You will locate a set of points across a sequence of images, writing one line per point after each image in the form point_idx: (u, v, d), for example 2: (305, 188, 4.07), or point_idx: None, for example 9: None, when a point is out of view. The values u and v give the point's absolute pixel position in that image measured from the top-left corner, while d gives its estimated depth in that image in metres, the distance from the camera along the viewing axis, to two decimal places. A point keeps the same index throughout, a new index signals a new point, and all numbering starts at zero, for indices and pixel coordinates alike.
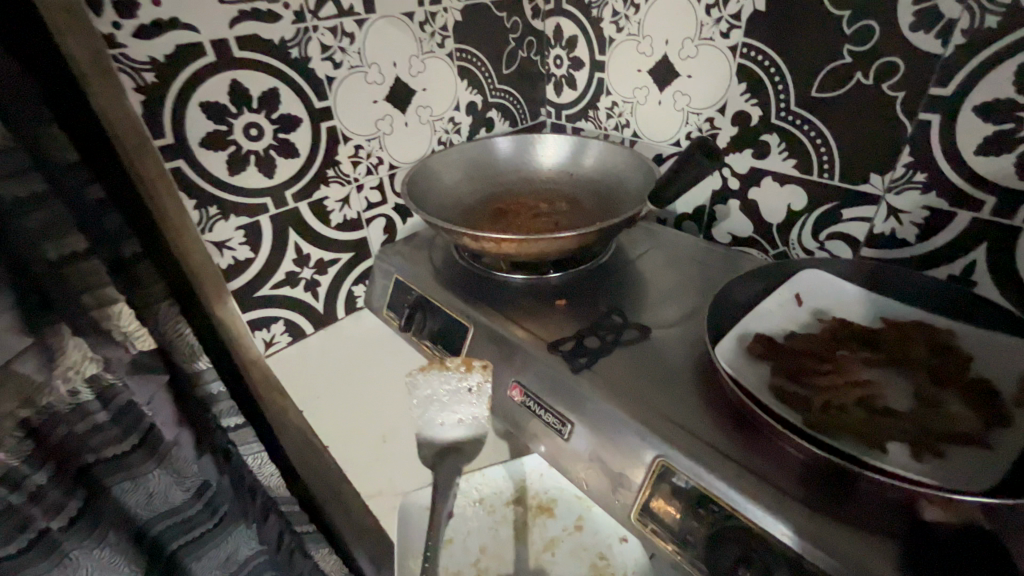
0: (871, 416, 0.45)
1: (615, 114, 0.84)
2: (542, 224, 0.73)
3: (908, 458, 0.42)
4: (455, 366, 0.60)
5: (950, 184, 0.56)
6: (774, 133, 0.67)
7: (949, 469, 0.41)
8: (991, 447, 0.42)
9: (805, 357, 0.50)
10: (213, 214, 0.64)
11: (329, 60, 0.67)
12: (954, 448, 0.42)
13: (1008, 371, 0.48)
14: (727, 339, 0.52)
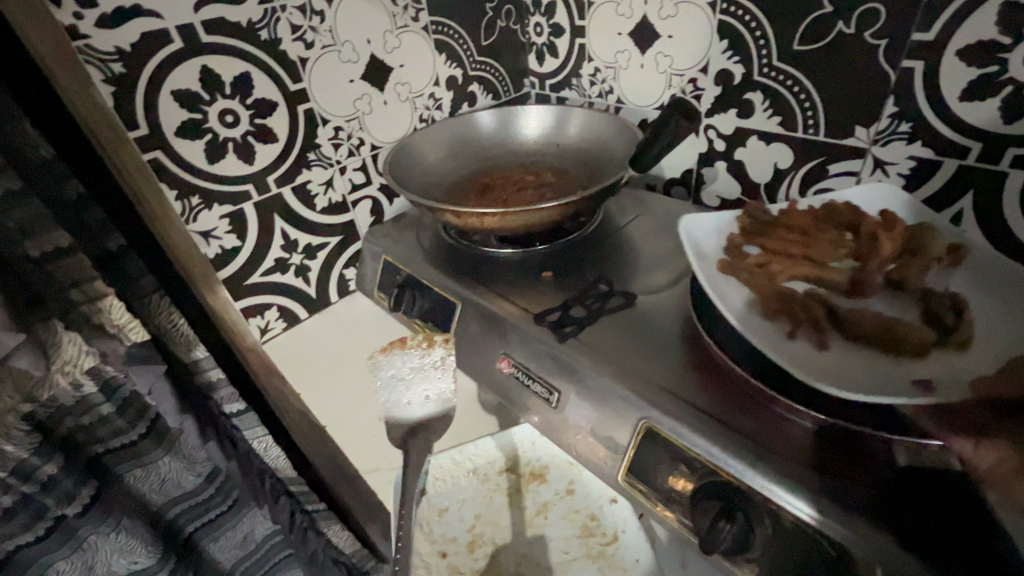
0: (811, 296, 0.48)
1: (598, 80, 0.83)
2: (515, 185, 0.76)
3: (813, 346, 0.45)
4: (416, 343, 0.60)
5: (935, 132, 0.55)
6: (757, 90, 0.66)
7: (858, 380, 0.43)
8: (908, 372, 0.43)
9: (779, 236, 0.53)
10: (196, 204, 0.65)
11: (300, 40, 0.66)
12: (869, 355, 0.45)
13: (979, 303, 0.48)
14: (708, 223, 0.56)
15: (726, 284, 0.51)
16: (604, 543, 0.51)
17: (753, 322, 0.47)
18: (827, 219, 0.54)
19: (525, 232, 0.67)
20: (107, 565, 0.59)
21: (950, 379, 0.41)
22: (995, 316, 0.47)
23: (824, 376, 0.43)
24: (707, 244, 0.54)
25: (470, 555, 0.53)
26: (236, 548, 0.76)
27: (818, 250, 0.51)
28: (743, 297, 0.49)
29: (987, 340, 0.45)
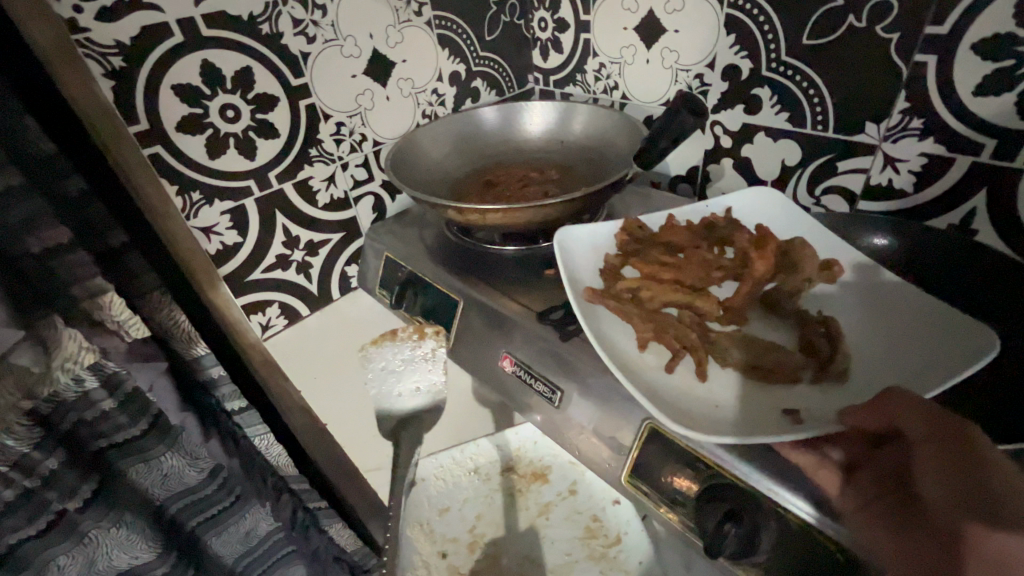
0: (684, 322, 0.48)
1: (603, 76, 0.82)
2: (510, 178, 0.75)
3: (693, 378, 0.45)
4: (407, 335, 0.68)
5: (947, 129, 0.53)
6: (765, 86, 0.65)
7: (729, 412, 0.42)
8: (779, 399, 0.43)
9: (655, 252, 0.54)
10: (197, 200, 0.64)
11: (302, 35, 0.65)
12: (740, 380, 0.45)
13: (863, 329, 0.47)
14: (586, 247, 0.56)
15: (603, 319, 0.49)
16: (607, 544, 0.51)
17: (627, 358, 0.46)
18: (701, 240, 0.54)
19: (529, 228, 0.66)
20: (109, 559, 0.60)
21: (819, 409, 0.41)
22: (875, 333, 0.47)
23: (695, 412, 0.42)
24: (586, 273, 0.54)
25: (470, 556, 0.52)
26: (237, 544, 0.75)
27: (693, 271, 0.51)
28: (621, 330, 0.49)
29: (863, 361, 0.45)
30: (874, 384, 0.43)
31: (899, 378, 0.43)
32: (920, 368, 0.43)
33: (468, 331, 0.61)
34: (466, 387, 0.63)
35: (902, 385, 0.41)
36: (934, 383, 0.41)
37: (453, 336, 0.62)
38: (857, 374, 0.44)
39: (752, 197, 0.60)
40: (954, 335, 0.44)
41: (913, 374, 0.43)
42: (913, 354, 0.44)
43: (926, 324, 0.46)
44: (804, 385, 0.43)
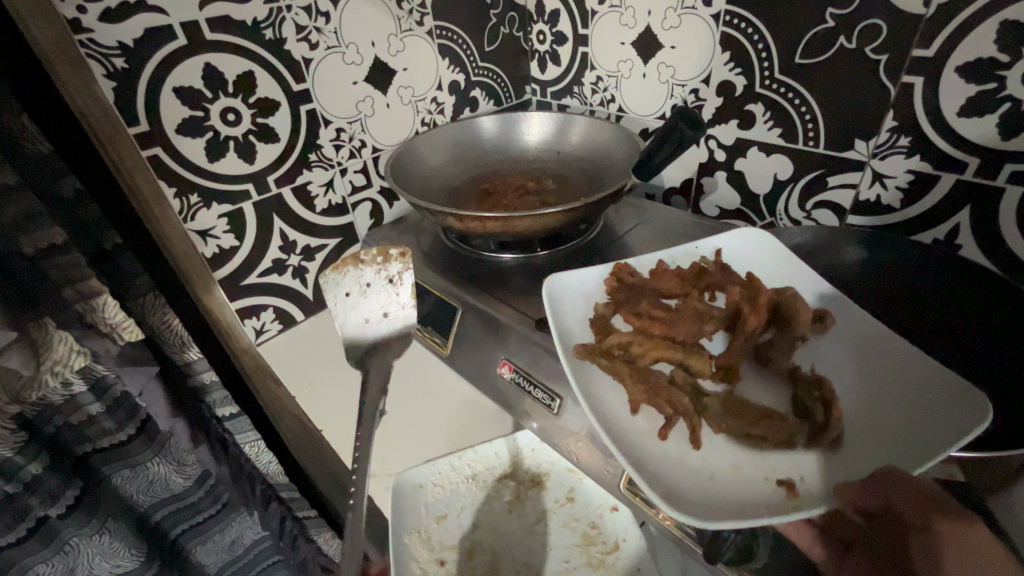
0: (676, 383, 0.45)
1: (600, 89, 0.83)
2: (508, 198, 0.74)
3: (686, 443, 0.42)
4: (371, 259, 0.62)
5: (933, 147, 0.56)
6: (758, 102, 0.67)
7: (723, 486, 0.40)
8: (772, 467, 0.41)
9: (645, 301, 0.50)
10: (194, 203, 0.64)
11: (305, 41, 0.65)
12: (733, 446, 0.42)
13: (862, 384, 0.45)
14: (573, 293, 0.52)
15: (593, 376, 0.46)
16: (605, 551, 0.50)
17: (619, 424, 0.43)
18: (693, 287, 0.52)
19: (527, 237, 0.67)
20: (89, 567, 0.60)
21: (814, 482, 0.39)
22: (869, 393, 0.44)
23: (690, 487, 0.39)
24: (573, 324, 0.50)
25: (468, 562, 0.50)
26: (222, 553, 0.77)
27: (682, 329, 0.48)
28: (611, 389, 0.45)
29: (858, 427, 0.42)
30: (870, 452, 0.40)
31: (895, 446, 0.40)
32: (916, 432, 0.40)
33: (467, 337, 0.62)
34: (464, 393, 0.63)
35: (895, 454, 0.39)
36: (931, 452, 0.38)
37: (449, 343, 0.64)
38: (851, 439, 0.41)
39: (743, 237, 0.57)
40: (950, 395, 0.40)
41: (909, 439, 0.40)
42: (908, 414, 0.41)
43: (922, 381, 0.42)
44: (798, 454, 0.41)
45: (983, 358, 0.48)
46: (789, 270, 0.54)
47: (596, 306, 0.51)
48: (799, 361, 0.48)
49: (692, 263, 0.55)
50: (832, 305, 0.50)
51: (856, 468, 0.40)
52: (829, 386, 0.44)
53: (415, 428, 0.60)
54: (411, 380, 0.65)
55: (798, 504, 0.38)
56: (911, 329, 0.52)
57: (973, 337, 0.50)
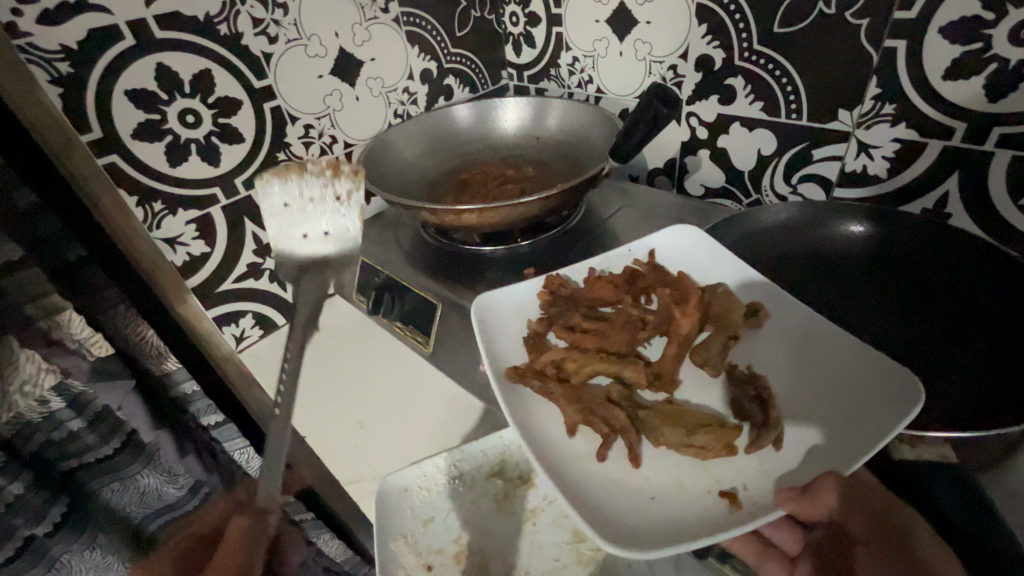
0: (612, 398, 0.45)
1: (577, 70, 0.80)
2: (481, 189, 0.72)
3: (626, 462, 0.41)
4: (316, 172, 0.62)
5: (918, 114, 0.54)
6: (738, 76, 0.64)
7: (665, 505, 0.39)
8: (714, 478, 0.40)
9: (573, 312, 0.50)
10: (159, 210, 0.61)
11: (263, 34, 0.63)
12: (673, 459, 0.41)
13: (800, 380, 0.44)
14: (506, 309, 0.52)
15: (527, 398, 0.45)
16: (595, 547, 0.48)
17: (555, 448, 0.42)
18: (623, 293, 0.51)
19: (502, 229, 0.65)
20: None
21: (758, 489, 0.39)
22: (808, 391, 0.43)
23: (630, 510, 0.39)
24: (507, 347, 0.49)
25: (457, 566, 0.48)
26: None
27: (612, 341, 0.47)
28: (548, 412, 0.45)
29: (798, 428, 0.41)
30: (809, 456, 0.40)
31: (836, 445, 0.39)
32: (854, 430, 0.39)
33: (449, 332, 0.60)
34: (448, 392, 0.62)
35: (832, 451, 0.39)
36: (866, 447, 0.38)
37: (431, 341, 0.63)
38: (792, 441, 0.41)
39: (673, 237, 0.56)
40: (883, 387, 0.40)
41: (847, 438, 0.39)
42: (848, 412, 0.41)
43: (860, 377, 0.42)
44: (740, 458, 0.40)
45: (966, 328, 0.47)
46: (722, 265, 0.53)
47: (529, 323, 0.50)
48: (736, 358, 0.47)
49: (625, 268, 0.54)
50: (764, 299, 0.50)
51: (796, 472, 0.39)
52: (763, 385, 0.43)
53: (400, 430, 0.58)
54: (396, 382, 0.64)
55: (739, 516, 0.37)
56: (892, 306, 0.51)
57: (930, 313, 0.50)
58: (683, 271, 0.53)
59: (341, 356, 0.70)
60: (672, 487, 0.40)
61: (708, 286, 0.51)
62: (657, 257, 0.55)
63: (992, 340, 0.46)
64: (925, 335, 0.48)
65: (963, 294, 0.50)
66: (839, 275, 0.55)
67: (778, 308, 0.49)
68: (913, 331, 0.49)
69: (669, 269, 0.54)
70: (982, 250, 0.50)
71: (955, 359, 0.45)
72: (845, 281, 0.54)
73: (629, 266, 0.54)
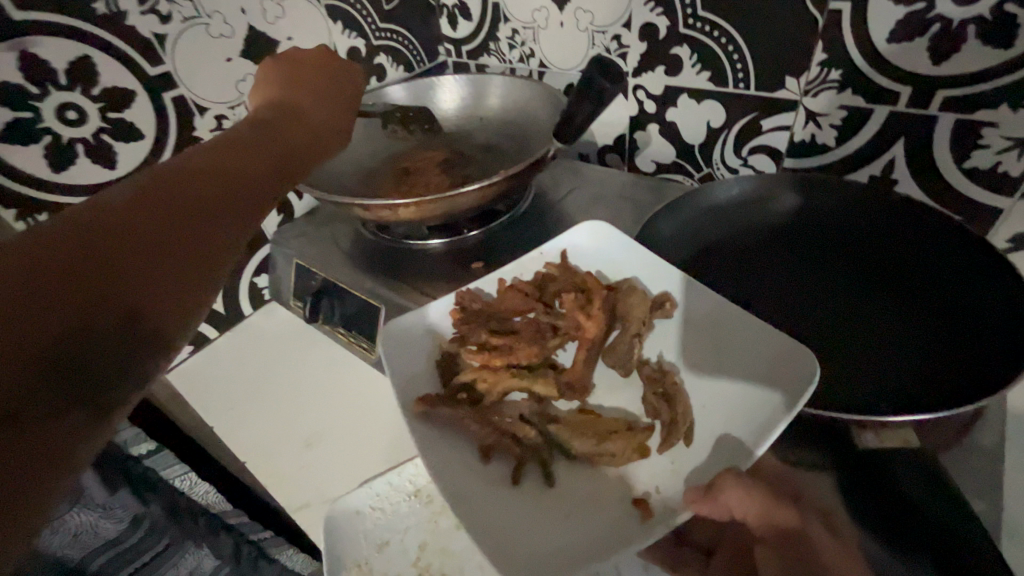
0: (525, 416, 0.43)
1: (517, 43, 0.75)
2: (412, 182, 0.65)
3: (539, 483, 0.39)
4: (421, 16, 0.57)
5: (863, 79, 0.53)
6: (684, 45, 0.61)
7: (578, 522, 0.37)
8: (628, 485, 0.38)
9: (483, 325, 0.47)
10: (47, 222, 0.54)
11: (152, 12, 0.54)
12: (586, 471, 0.39)
13: (714, 370, 0.42)
14: (416, 330, 0.47)
15: (435, 423, 0.41)
16: None
17: (466, 474, 0.38)
18: (532, 300, 0.48)
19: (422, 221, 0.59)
20: None
21: (670, 490, 0.37)
22: (712, 384, 0.41)
23: (544, 532, 0.36)
24: (420, 372, 0.45)
25: None
26: None
27: (519, 352, 0.45)
28: (456, 436, 0.41)
29: (708, 421, 0.39)
30: (718, 450, 0.38)
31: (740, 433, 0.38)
32: (754, 416, 0.38)
33: None
34: None
35: (739, 439, 0.37)
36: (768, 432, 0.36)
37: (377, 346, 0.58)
38: (701, 435, 0.39)
39: (586, 230, 0.52)
40: (788, 367, 0.39)
41: (749, 424, 0.38)
42: (749, 403, 0.39)
43: (761, 365, 0.40)
44: (651, 460, 0.39)
45: (908, 294, 0.48)
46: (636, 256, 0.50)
47: (440, 345, 0.46)
48: (647, 354, 0.45)
49: (535, 274, 0.51)
50: (673, 287, 0.47)
51: (704, 468, 0.37)
52: (669, 382, 0.42)
53: (351, 444, 0.55)
54: (337, 394, 0.59)
55: (650, 521, 0.36)
56: (840, 276, 0.51)
57: (857, 295, 0.49)
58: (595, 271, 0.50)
59: (279, 370, 0.64)
60: (586, 500, 0.38)
61: (618, 283, 0.49)
62: (569, 257, 0.51)
63: (917, 318, 0.46)
64: (875, 304, 0.48)
65: (892, 268, 0.50)
66: (785, 250, 0.54)
67: (687, 294, 0.46)
68: (843, 317, 0.47)
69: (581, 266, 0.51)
70: (924, 216, 0.51)
71: (902, 329, 0.45)
72: (784, 259, 0.53)
73: (540, 271, 0.51)
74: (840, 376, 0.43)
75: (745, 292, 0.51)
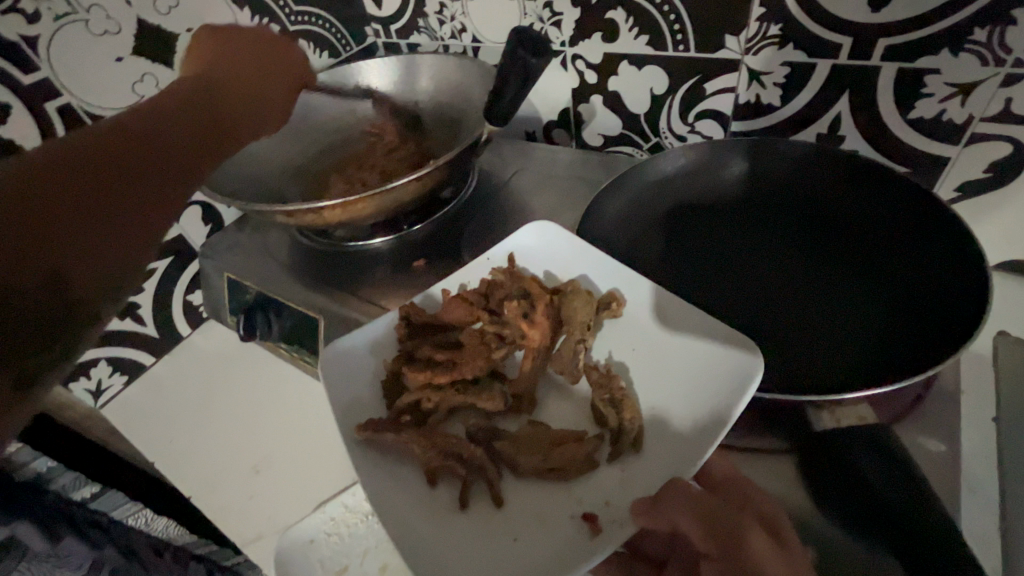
0: (472, 434, 0.41)
1: (447, 18, 0.69)
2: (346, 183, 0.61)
3: (489, 505, 0.37)
4: None
5: (805, 32, 0.50)
6: (618, 8, 0.57)
7: (528, 545, 0.35)
8: (575, 498, 0.37)
9: (429, 343, 0.44)
10: None
11: (15, 12, 0.48)
12: (535, 490, 0.38)
13: (664, 369, 0.41)
14: (359, 350, 0.44)
15: (381, 457, 0.39)
16: None
17: (409, 505, 0.37)
18: (479, 310, 0.45)
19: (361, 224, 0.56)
20: None
21: (619, 504, 0.36)
22: (660, 384, 0.40)
23: (490, 559, 0.35)
24: (360, 392, 0.43)
25: None
26: None
27: (466, 367, 0.42)
28: (404, 463, 0.39)
29: (655, 424, 0.39)
30: (665, 453, 0.37)
31: (686, 431, 0.38)
32: (699, 414, 0.38)
33: None
34: None
35: (686, 442, 0.37)
36: (710, 433, 0.36)
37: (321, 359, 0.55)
38: (651, 439, 0.38)
39: (533, 233, 0.49)
40: (731, 363, 0.38)
41: (695, 422, 0.37)
42: (696, 403, 0.38)
43: (709, 362, 0.39)
44: (600, 472, 0.38)
45: (865, 260, 0.47)
46: (583, 257, 0.48)
47: (385, 364, 0.43)
48: (595, 357, 0.44)
49: (482, 280, 0.47)
50: (621, 286, 0.45)
51: (650, 476, 0.37)
52: (616, 386, 0.40)
53: (302, 468, 0.51)
54: (285, 415, 0.56)
55: (599, 539, 0.35)
56: (797, 245, 0.49)
57: (816, 260, 0.48)
58: (545, 275, 0.48)
59: (227, 393, 0.60)
60: (533, 520, 0.36)
61: (563, 284, 0.46)
62: (516, 260, 0.49)
63: (889, 290, 0.44)
64: (830, 270, 0.47)
65: (845, 236, 0.49)
66: (739, 219, 0.52)
67: (632, 292, 0.44)
68: (802, 288, 0.46)
69: (529, 267, 0.49)
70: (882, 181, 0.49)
71: (855, 298, 0.44)
72: (742, 230, 0.51)
73: (485, 278, 0.48)
74: (794, 354, 0.42)
75: (694, 275, 0.49)
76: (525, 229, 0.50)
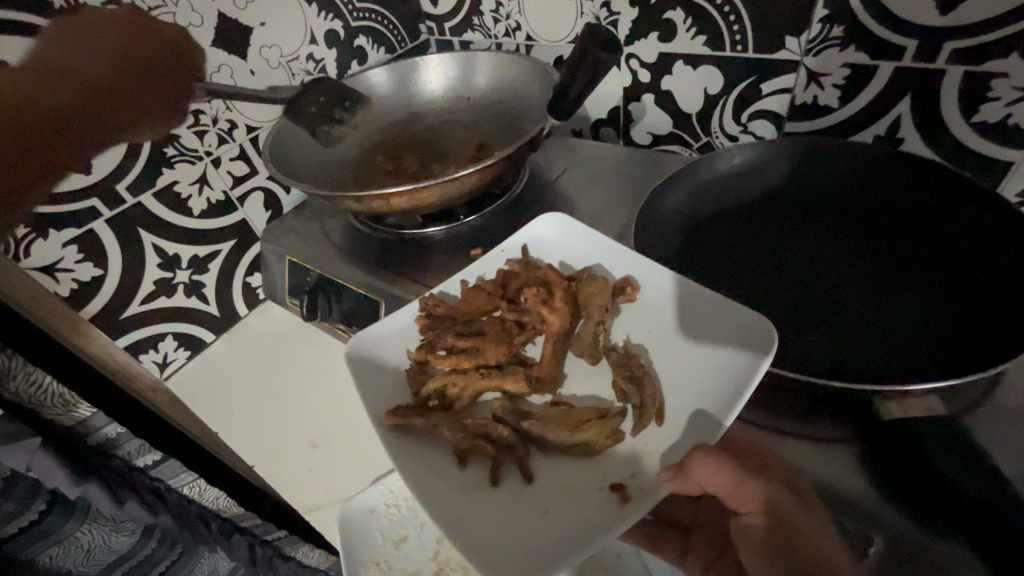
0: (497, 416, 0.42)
1: (502, 17, 0.71)
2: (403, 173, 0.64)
3: (517, 481, 0.38)
4: None
5: (868, 35, 0.51)
6: (677, 8, 0.58)
7: (557, 515, 0.37)
8: (603, 470, 0.38)
9: (451, 329, 0.46)
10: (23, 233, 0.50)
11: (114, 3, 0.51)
12: (562, 465, 0.39)
13: (680, 353, 0.41)
14: (385, 341, 0.46)
15: (413, 439, 0.40)
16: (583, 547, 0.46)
17: (443, 480, 0.38)
18: (496, 298, 0.47)
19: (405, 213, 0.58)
20: None
21: (644, 474, 0.37)
22: (676, 363, 0.41)
23: (521, 528, 0.36)
24: (392, 382, 0.45)
25: None
26: None
27: (486, 352, 0.44)
28: (434, 445, 0.40)
29: (676, 398, 0.39)
30: (687, 427, 0.38)
31: (707, 402, 0.38)
32: (718, 389, 0.38)
33: None
34: None
35: (704, 415, 0.38)
36: (729, 402, 0.37)
37: None
38: (673, 413, 0.39)
39: (550, 226, 0.51)
40: (737, 344, 0.39)
41: (713, 394, 0.38)
42: (714, 380, 0.39)
43: (722, 344, 0.40)
44: (626, 445, 0.39)
45: (917, 256, 0.47)
46: (597, 246, 0.49)
47: (409, 354, 0.45)
48: (612, 338, 0.45)
49: (497, 272, 0.49)
50: (635, 272, 0.46)
51: (675, 447, 0.38)
52: (636, 364, 0.41)
53: (359, 443, 0.53)
54: (337, 393, 0.58)
55: (628, 507, 0.36)
56: (847, 240, 0.50)
57: (871, 256, 0.48)
58: (559, 263, 0.49)
59: (281, 370, 0.63)
60: (562, 491, 0.38)
61: (579, 272, 0.48)
62: (531, 251, 0.51)
63: (947, 286, 0.44)
64: (881, 267, 0.47)
65: (899, 235, 0.49)
66: (787, 216, 0.53)
67: (645, 277, 0.46)
68: (857, 283, 0.46)
69: (544, 257, 0.50)
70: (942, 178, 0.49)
71: (911, 294, 0.45)
72: (793, 227, 0.52)
73: (502, 269, 0.50)
74: (848, 348, 0.42)
75: (749, 271, 0.49)
76: (541, 219, 0.51)
